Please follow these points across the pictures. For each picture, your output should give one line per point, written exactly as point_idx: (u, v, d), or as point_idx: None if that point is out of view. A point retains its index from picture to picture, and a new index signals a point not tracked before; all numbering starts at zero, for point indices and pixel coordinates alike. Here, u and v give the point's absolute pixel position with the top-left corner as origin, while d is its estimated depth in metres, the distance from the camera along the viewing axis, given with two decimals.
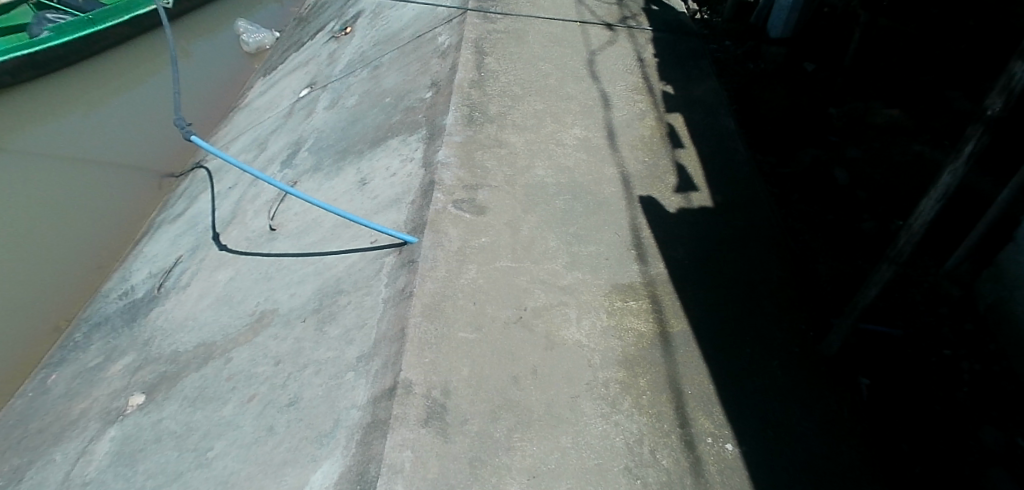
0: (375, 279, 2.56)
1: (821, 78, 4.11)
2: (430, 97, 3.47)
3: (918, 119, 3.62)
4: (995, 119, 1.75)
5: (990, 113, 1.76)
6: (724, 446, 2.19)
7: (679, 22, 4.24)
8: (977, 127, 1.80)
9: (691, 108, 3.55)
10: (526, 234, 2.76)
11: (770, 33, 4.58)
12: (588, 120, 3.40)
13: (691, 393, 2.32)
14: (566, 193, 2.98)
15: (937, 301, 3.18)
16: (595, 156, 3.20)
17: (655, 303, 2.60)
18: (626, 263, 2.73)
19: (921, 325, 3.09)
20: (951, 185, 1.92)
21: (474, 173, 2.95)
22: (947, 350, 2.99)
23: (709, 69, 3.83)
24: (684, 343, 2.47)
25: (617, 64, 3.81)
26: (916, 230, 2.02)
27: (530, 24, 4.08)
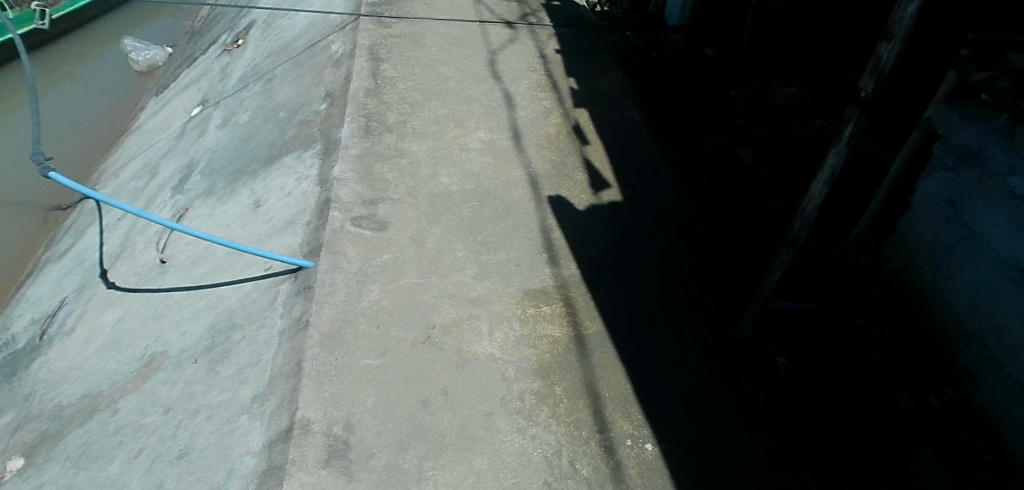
0: (270, 310, 2.41)
1: (721, 62, 4.17)
2: (324, 109, 3.31)
3: (816, 96, 3.76)
4: (869, 101, 1.76)
5: (863, 95, 1.77)
6: (644, 447, 2.14)
7: (579, 16, 4.23)
8: (854, 110, 1.81)
9: (595, 102, 3.51)
10: (432, 246, 2.65)
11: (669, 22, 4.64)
12: (491, 121, 3.31)
13: (609, 397, 2.26)
14: (473, 200, 2.88)
15: (845, 272, 3.27)
16: (501, 158, 3.12)
17: (569, 306, 2.53)
18: (537, 267, 2.65)
19: (833, 297, 3.15)
20: (836, 167, 1.92)
21: (373, 187, 2.85)
22: (858, 318, 3.06)
23: (611, 62, 3.82)
24: (600, 345, 2.41)
25: (519, 63, 3.74)
26: (810, 214, 2.02)
27: (427, 26, 3.97)
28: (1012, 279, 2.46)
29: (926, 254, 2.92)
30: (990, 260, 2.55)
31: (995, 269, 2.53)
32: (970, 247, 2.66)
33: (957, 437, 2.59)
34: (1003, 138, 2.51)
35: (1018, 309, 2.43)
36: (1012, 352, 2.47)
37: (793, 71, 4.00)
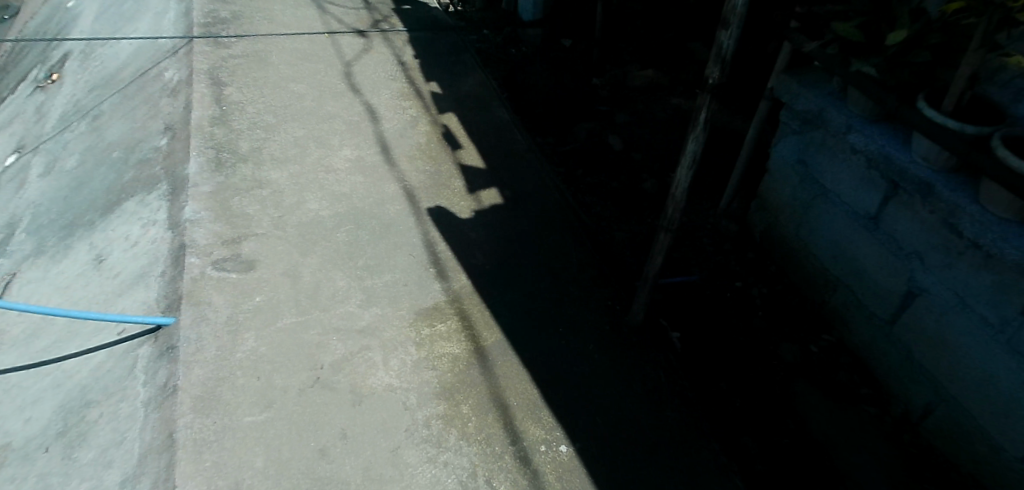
0: (130, 380, 2.10)
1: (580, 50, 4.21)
2: (165, 144, 2.99)
3: (670, 75, 4.00)
4: (717, 87, 1.82)
5: (711, 82, 1.82)
6: (559, 449, 2.07)
7: (432, 18, 4.19)
8: (705, 96, 1.86)
9: (462, 105, 3.44)
10: (309, 280, 2.45)
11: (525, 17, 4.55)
12: (356, 137, 3.14)
13: (517, 405, 2.16)
14: (347, 223, 2.70)
15: (720, 240, 3.42)
16: (372, 176, 2.95)
17: (464, 319, 2.40)
18: (426, 284, 2.50)
19: (714, 265, 3.28)
20: (697, 151, 1.96)
21: (233, 224, 2.62)
22: (738, 281, 3.21)
23: (472, 63, 3.76)
24: (501, 353, 2.31)
25: (377, 73, 3.59)
26: (680, 198, 2.07)
27: (272, 43, 3.73)
28: (864, 227, 2.69)
29: (787, 213, 3.12)
30: (844, 212, 2.76)
31: (849, 220, 2.75)
32: (825, 203, 2.87)
33: (839, 377, 2.80)
34: (838, 99, 2.72)
35: (874, 253, 2.67)
36: (873, 292, 2.71)
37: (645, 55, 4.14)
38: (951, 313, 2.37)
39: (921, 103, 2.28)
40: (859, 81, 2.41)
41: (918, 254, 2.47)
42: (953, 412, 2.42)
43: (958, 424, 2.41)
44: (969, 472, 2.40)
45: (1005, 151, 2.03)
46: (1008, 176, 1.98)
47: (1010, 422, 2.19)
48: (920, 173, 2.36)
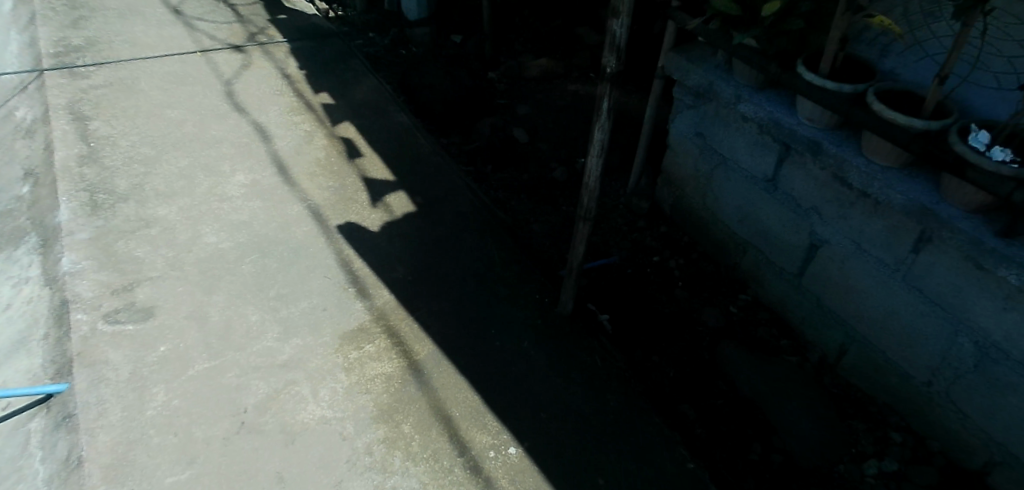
0: (23, 460, 1.85)
1: (471, 45, 4.14)
2: (28, 192, 2.67)
3: (564, 62, 4.04)
4: (616, 76, 1.82)
5: (609, 71, 1.83)
6: (508, 452, 2.02)
7: (313, 25, 4.00)
8: (605, 85, 1.86)
9: (358, 114, 3.30)
10: (218, 319, 2.27)
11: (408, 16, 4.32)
12: (249, 160, 2.95)
13: (460, 415, 2.09)
14: (251, 253, 2.52)
15: (633, 218, 3.49)
16: (271, 199, 2.77)
17: (393, 336, 2.29)
18: (347, 305, 2.37)
19: (631, 244, 3.35)
20: (605, 139, 1.97)
21: (122, 271, 2.38)
22: (656, 256, 3.29)
23: (362, 69, 3.63)
24: (436, 364, 2.23)
25: (261, 88, 3.39)
26: (593, 187, 2.08)
27: (138, 68, 3.44)
28: (764, 189, 2.83)
29: (692, 185, 3.23)
30: (745, 178, 2.89)
31: (750, 185, 2.88)
32: (726, 171, 2.99)
33: (759, 333, 2.95)
34: (724, 72, 2.84)
35: (776, 214, 2.82)
36: (780, 250, 2.87)
37: (536, 44, 4.15)
38: (851, 259, 2.57)
39: (800, 67, 2.42)
40: (744, 54, 2.53)
41: (815, 209, 2.64)
42: (865, 350, 2.66)
43: (870, 360, 2.66)
44: (886, 403, 2.67)
45: (880, 105, 2.20)
46: (889, 128, 2.15)
47: (917, 350, 2.45)
48: (808, 133, 2.51)
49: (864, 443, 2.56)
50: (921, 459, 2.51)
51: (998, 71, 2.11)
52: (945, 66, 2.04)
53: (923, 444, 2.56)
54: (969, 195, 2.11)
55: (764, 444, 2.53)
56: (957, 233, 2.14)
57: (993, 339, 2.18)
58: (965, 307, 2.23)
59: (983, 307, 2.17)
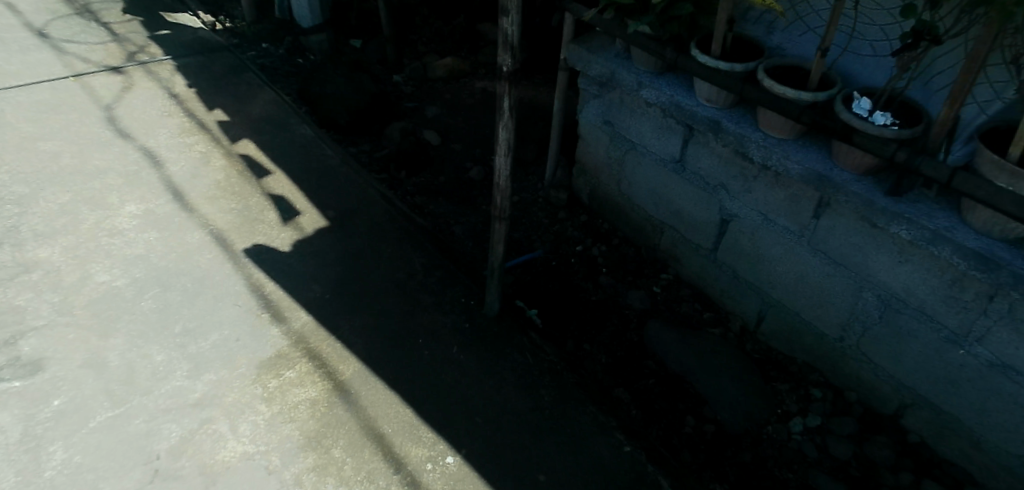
0: None
1: (372, 49, 4.03)
2: None
3: (470, 60, 4.00)
4: (513, 73, 1.80)
5: (506, 69, 1.80)
6: (446, 462, 1.97)
7: (200, 40, 3.79)
8: (503, 84, 1.83)
9: (256, 129, 3.15)
10: (118, 363, 2.10)
11: (303, 23, 4.07)
12: (140, 189, 2.75)
13: (393, 431, 2.02)
14: (150, 288, 2.35)
15: (553, 210, 3.51)
16: (168, 228, 2.60)
17: (314, 359, 2.18)
18: (262, 332, 2.24)
19: (553, 236, 3.36)
20: (510, 138, 1.94)
21: (3, 323, 2.17)
22: (578, 246, 3.32)
23: (258, 82, 3.47)
24: (363, 382, 2.14)
25: (147, 110, 3.17)
26: (504, 186, 2.05)
27: (3, 99, 3.15)
28: (673, 170, 2.90)
29: (606, 174, 3.27)
30: (654, 161, 2.95)
31: (660, 167, 2.94)
32: (636, 156, 3.04)
33: (683, 309, 3.03)
34: (625, 60, 2.88)
35: (687, 193, 2.89)
36: (694, 227, 2.95)
37: (439, 44, 4.10)
38: (759, 230, 2.68)
39: (694, 50, 2.49)
40: (640, 41, 2.58)
41: (722, 185, 2.73)
42: (782, 314, 2.78)
43: (787, 323, 2.78)
44: (805, 362, 2.80)
45: (770, 81, 2.29)
46: (780, 103, 2.24)
47: (827, 309, 2.58)
48: (708, 113, 2.58)
49: (788, 403, 2.68)
50: (841, 411, 2.65)
51: (872, 39, 2.23)
52: (824, 39, 2.14)
53: (842, 396, 2.70)
54: (858, 159, 2.23)
55: (696, 416, 2.61)
56: (851, 196, 2.25)
57: (892, 291, 2.32)
58: (866, 265, 2.36)
59: (881, 262, 2.31)
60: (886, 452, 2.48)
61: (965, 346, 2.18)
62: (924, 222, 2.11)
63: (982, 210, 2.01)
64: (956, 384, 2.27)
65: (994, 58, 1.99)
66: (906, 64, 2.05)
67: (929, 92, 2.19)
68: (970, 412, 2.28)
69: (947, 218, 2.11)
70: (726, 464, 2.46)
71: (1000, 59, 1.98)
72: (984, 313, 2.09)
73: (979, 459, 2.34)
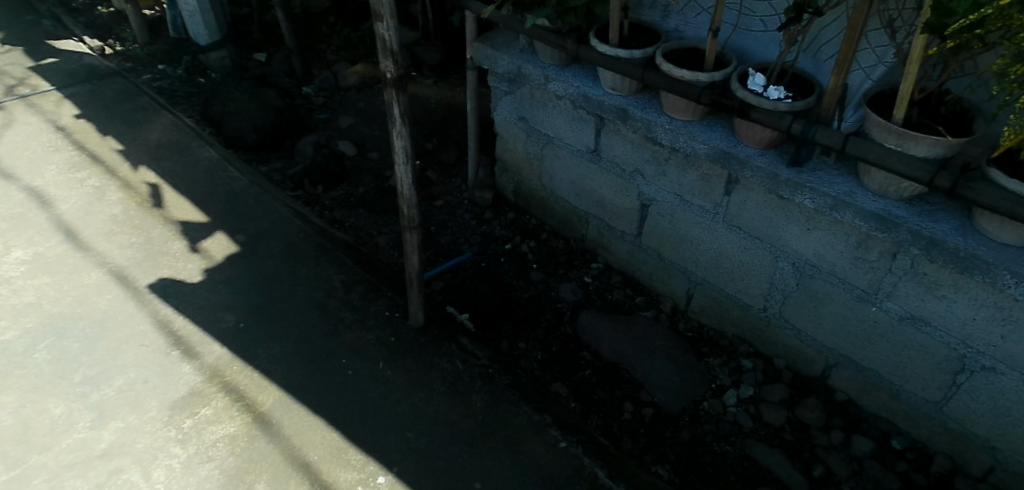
0: None
1: (277, 62, 3.91)
2: None
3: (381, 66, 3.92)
4: (399, 78, 1.79)
5: (390, 75, 1.79)
6: (377, 482, 1.92)
7: (87, 66, 3.59)
8: (391, 91, 1.82)
9: (155, 155, 3.00)
10: (12, 422, 1.96)
11: (200, 41, 3.91)
12: (27, 232, 2.59)
13: (320, 458, 1.95)
14: (45, 337, 2.21)
15: (479, 211, 3.48)
16: (62, 271, 2.45)
17: (231, 392, 2.09)
18: (172, 371, 2.14)
19: (481, 237, 3.34)
20: (407, 146, 1.93)
21: None
22: (507, 244, 3.30)
23: (154, 106, 3.30)
24: (285, 411, 2.06)
25: (32, 147, 2.98)
26: (408, 195, 2.03)
27: None
28: (590, 160, 2.90)
29: (527, 169, 3.26)
30: (571, 152, 2.96)
31: (577, 157, 2.95)
32: (553, 149, 3.03)
33: (614, 296, 3.05)
34: (530, 54, 2.86)
35: (606, 181, 2.91)
36: (617, 214, 2.97)
37: (348, 52, 4.04)
38: (678, 211, 2.71)
39: (593, 39, 2.49)
40: (540, 34, 2.56)
41: (638, 171, 2.75)
42: (708, 291, 2.83)
43: (715, 299, 2.83)
44: (735, 335, 2.86)
45: (668, 65, 2.30)
46: (680, 86, 2.26)
47: (749, 281, 2.64)
48: (614, 101, 2.59)
49: (721, 377, 2.73)
50: (772, 378, 2.72)
51: (762, 15, 2.28)
52: (715, 19, 2.16)
53: (772, 363, 2.77)
54: (759, 135, 2.27)
55: (635, 401, 2.63)
56: (756, 171, 2.30)
57: (806, 259, 2.39)
58: (780, 236, 2.42)
59: (792, 231, 2.37)
60: (816, 413, 2.55)
61: (877, 303, 2.26)
62: (825, 189, 2.15)
63: (876, 172, 2.06)
64: (873, 340, 2.35)
65: (872, 24, 2.06)
66: (793, 37, 2.10)
67: (818, 62, 2.24)
68: (889, 366, 2.37)
69: (846, 183, 2.17)
70: (666, 445, 2.49)
71: (879, 24, 2.04)
72: (889, 270, 2.17)
73: (902, 410, 2.43)
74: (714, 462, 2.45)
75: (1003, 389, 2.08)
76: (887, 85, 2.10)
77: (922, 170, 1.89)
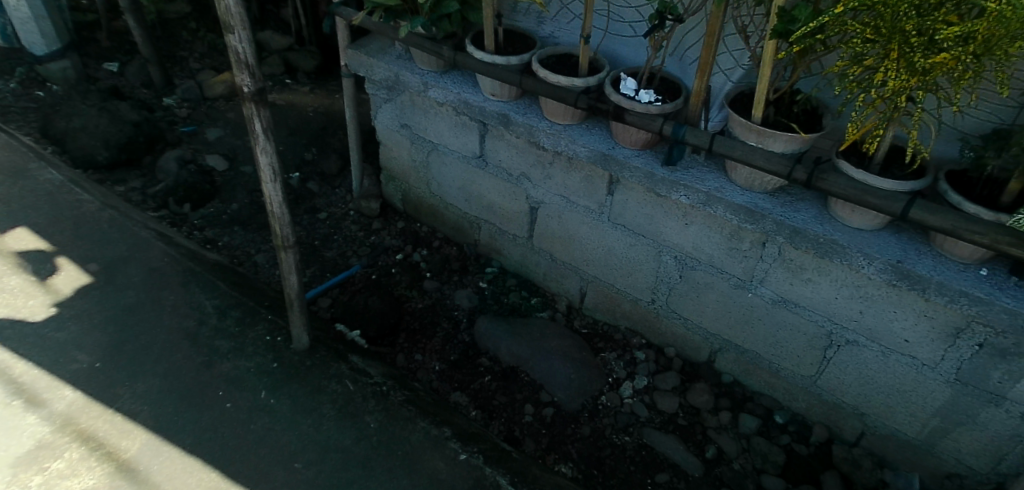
0: None
1: (132, 72, 3.66)
2: None
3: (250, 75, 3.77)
4: (258, 93, 1.80)
5: (248, 90, 1.79)
6: None
7: None
8: (250, 106, 1.82)
9: None
10: None
11: (35, 52, 3.43)
12: None
13: None
14: None
15: (366, 222, 3.37)
16: None
17: (88, 441, 1.89)
18: (15, 424, 1.90)
19: (370, 249, 3.24)
20: (273, 162, 1.92)
21: None
22: (398, 254, 3.22)
23: None
24: (153, 455, 1.89)
25: None
26: (279, 213, 2.01)
27: None
28: (476, 165, 2.88)
29: (414, 177, 3.19)
30: (456, 159, 2.93)
31: (463, 163, 2.92)
32: (438, 156, 2.99)
33: (510, 299, 3.05)
34: (407, 61, 2.80)
35: (493, 186, 2.90)
36: (507, 218, 2.97)
37: (212, 59, 3.89)
38: (565, 212, 2.75)
39: (469, 46, 2.47)
40: (415, 41, 2.51)
41: (524, 175, 2.76)
42: (599, 287, 2.89)
43: (606, 295, 2.90)
44: (627, 327, 2.94)
45: (545, 71, 2.32)
46: (557, 91, 2.29)
47: (636, 275, 2.72)
48: (494, 107, 2.58)
49: (617, 370, 2.79)
50: (663, 366, 2.82)
51: (630, 21, 2.35)
52: (585, 26, 2.20)
53: (663, 352, 2.87)
54: (634, 136, 2.34)
55: (535, 402, 2.64)
56: (634, 171, 2.37)
57: (686, 251, 2.49)
58: (661, 231, 2.50)
59: (671, 226, 2.46)
60: (705, 397, 2.67)
61: (751, 289, 2.40)
62: (698, 186, 2.25)
63: (742, 168, 2.18)
64: (751, 323, 2.50)
65: (728, 29, 2.17)
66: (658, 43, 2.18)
67: (684, 66, 2.34)
68: (767, 346, 2.52)
69: (716, 179, 2.28)
70: (568, 443, 2.52)
71: (734, 30, 2.16)
72: (760, 257, 2.30)
73: (781, 385, 2.59)
74: (614, 454, 2.50)
75: (865, 359, 2.26)
76: (746, 86, 2.22)
77: (780, 164, 2.02)
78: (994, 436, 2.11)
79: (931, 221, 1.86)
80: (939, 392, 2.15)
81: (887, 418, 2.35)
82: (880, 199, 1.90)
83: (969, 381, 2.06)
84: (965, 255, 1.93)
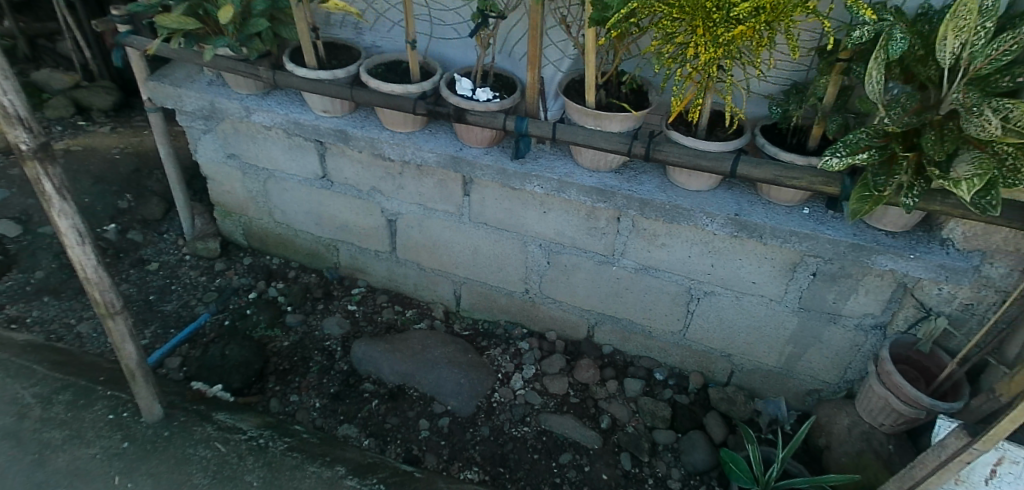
0: None
1: None
2: None
3: None
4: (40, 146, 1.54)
5: (27, 145, 1.53)
6: None
7: None
8: (34, 163, 1.55)
9: None
10: None
11: None
12: None
13: None
14: None
15: (208, 265, 3.08)
16: None
17: None
18: None
19: (218, 293, 2.95)
20: (77, 223, 1.66)
21: None
22: (251, 293, 2.97)
23: None
24: None
25: None
26: (99, 278, 1.76)
27: None
28: (321, 186, 2.72)
29: (253, 208, 2.96)
30: (297, 182, 2.74)
31: (306, 185, 2.74)
32: (277, 182, 2.78)
33: (384, 316, 2.93)
34: (222, 86, 2.57)
35: (343, 204, 2.75)
36: (364, 235, 2.84)
37: None
38: (424, 219, 2.67)
39: (289, 64, 2.30)
40: (224, 65, 2.31)
41: (373, 188, 2.64)
42: (472, 286, 2.86)
43: (482, 292, 2.87)
44: (506, 321, 2.94)
45: (375, 81, 2.23)
46: (391, 100, 2.20)
47: (506, 268, 2.72)
48: (328, 124, 2.44)
49: (504, 364, 2.78)
50: (547, 349, 2.85)
51: (451, 24, 2.32)
52: (409, 31, 2.13)
53: (544, 338, 2.91)
54: (477, 134, 2.31)
55: (429, 416, 2.56)
56: (485, 169, 2.34)
57: (549, 238, 2.52)
58: (522, 222, 2.51)
59: (531, 216, 2.48)
60: (591, 372, 2.74)
61: (615, 263, 2.49)
62: (548, 174, 2.28)
63: (587, 151, 2.23)
64: (620, 293, 2.59)
65: (550, 23, 2.21)
66: (486, 41, 2.16)
67: (514, 61, 2.35)
68: (638, 313, 2.63)
69: (565, 165, 2.31)
70: (470, 447, 2.47)
71: (555, 23, 2.20)
72: (617, 232, 2.39)
73: (656, 345, 2.73)
74: (517, 448, 2.49)
75: (724, 306, 2.43)
76: (576, 73, 2.27)
77: (620, 143, 2.09)
78: (839, 350, 2.36)
79: (755, 175, 2.02)
80: (789, 322, 2.36)
81: (750, 355, 2.55)
82: (711, 161, 2.03)
83: (812, 307, 2.28)
84: (788, 200, 2.13)
